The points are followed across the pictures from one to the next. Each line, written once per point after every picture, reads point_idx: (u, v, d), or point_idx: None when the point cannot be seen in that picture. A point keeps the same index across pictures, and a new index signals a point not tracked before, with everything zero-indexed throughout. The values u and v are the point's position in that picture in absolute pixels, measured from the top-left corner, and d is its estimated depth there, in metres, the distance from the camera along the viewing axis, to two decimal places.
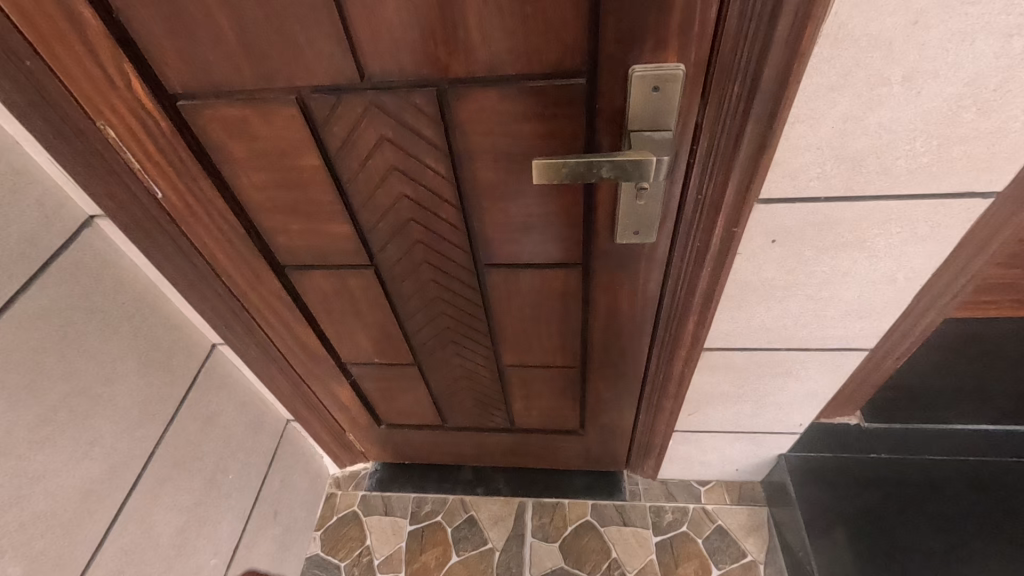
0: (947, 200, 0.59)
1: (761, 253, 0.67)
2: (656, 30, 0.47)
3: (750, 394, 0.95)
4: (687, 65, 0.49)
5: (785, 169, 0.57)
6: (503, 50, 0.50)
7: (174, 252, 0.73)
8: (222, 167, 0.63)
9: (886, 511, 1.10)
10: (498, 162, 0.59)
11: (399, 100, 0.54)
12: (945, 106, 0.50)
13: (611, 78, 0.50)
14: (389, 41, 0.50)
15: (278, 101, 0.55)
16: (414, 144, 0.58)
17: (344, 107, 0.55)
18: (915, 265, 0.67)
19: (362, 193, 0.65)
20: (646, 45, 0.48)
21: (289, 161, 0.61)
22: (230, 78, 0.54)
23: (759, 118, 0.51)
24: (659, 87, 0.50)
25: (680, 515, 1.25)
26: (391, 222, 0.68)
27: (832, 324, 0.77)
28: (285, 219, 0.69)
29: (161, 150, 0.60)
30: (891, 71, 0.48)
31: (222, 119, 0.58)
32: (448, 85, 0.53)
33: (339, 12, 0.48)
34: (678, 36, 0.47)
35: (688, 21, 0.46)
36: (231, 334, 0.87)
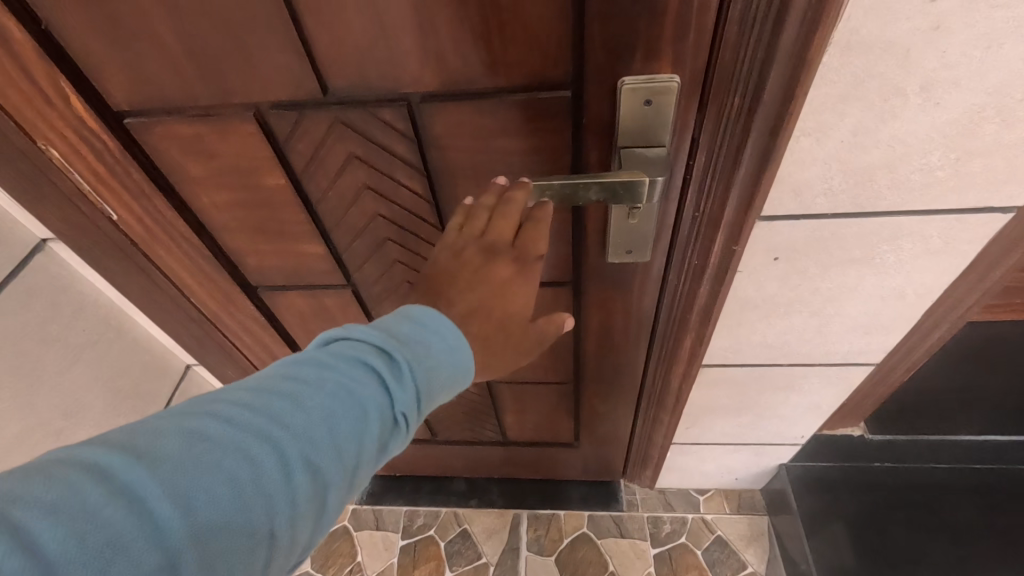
0: (964, 215, 0.54)
1: (762, 269, 0.63)
2: (647, 38, 0.42)
3: (750, 408, 0.92)
4: (682, 76, 0.44)
5: (788, 185, 0.52)
6: (479, 61, 0.45)
7: (136, 272, 0.72)
8: (180, 187, 0.60)
9: (891, 520, 1.06)
10: (478, 179, 0.55)
11: (366, 115, 0.50)
12: (966, 117, 0.45)
13: (598, 91, 0.46)
14: (353, 52, 0.45)
15: (237, 116, 0.51)
16: (386, 161, 0.55)
17: (308, 123, 0.51)
18: (926, 281, 0.63)
19: (333, 211, 0.61)
20: (636, 55, 0.44)
21: (253, 179, 0.58)
22: (184, 93, 0.50)
23: (760, 132, 0.47)
24: (652, 100, 0.46)
25: (678, 525, 1.22)
26: (366, 240, 0.65)
27: (837, 340, 0.73)
28: (252, 240, 0.66)
29: (110, 170, 0.57)
30: (906, 81, 0.43)
31: (177, 137, 0.54)
32: (420, 99, 0.49)
33: (295, 22, 0.44)
34: (671, 44, 0.43)
35: (682, 28, 0.41)
36: (205, 353, 0.86)
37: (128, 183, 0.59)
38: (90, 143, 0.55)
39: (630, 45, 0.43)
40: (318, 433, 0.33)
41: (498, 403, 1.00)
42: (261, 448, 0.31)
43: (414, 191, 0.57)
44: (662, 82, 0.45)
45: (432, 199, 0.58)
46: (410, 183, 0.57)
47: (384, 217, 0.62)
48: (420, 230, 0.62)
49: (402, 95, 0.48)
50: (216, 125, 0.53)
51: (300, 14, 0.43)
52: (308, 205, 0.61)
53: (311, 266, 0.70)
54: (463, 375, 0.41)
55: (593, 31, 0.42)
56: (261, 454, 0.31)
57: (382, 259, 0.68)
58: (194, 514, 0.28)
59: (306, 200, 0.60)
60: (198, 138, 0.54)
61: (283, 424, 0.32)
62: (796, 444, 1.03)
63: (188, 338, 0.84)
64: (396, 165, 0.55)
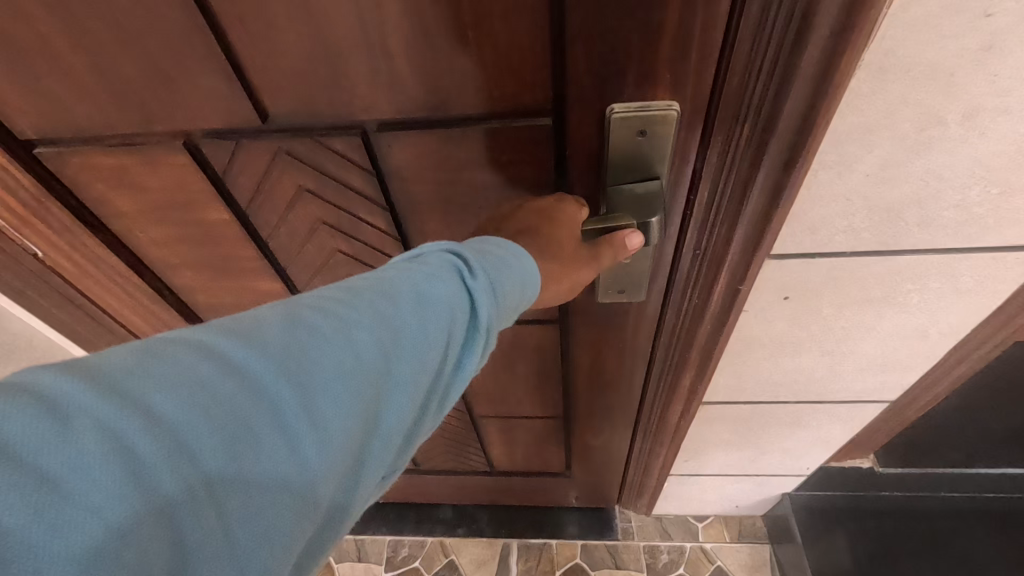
0: (1001, 254, 0.48)
1: (770, 309, 0.56)
2: (640, 58, 0.35)
3: (753, 442, 0.85)
4: (682, 102, 0.38)
5: (803, 223, 0.46)
6: (441, 84, 0.38)
7: (74, 310, 0.65)
8: (110, 222, 0.53)
9: (899, 553, 1.02)
10: (448, 215, 0.48)
11: (313, 145, 0.43)
12: (1014, 148, 0.39)
13: (582, 119, 0.39)
14: (290, 74, 0.38)
15: (164, 146, 0.44)
16: (341, 195, 0.48)
17: (247, 153, 0.44)
18: (951, 321, 0.56)
19: (287, 247, 0.54)
20: (627, 78, 0.37)
21: (192, 214, 0.51)
22: (100, 120, 0.43)
23: (772, 167, 0.40)
24: (646, 131, 0.39)
25: (676, 555, 1.16)
26: (326, 277, 0.58)
27: (850, 378, 0.67)
28: (200, 276, 0.60)
29: (27, 205, 0.50)
30: (948, 109, 0.36)
31: (100, 168, 0.47)
32: (375, 127, 0.41)
33: (221, 42, 0.37)
34: (669, 66, 0.36)
35: (681, 46, 0.35)
36: None
37: (49, 219, 0.52)
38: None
39: (620, 66, 0.36)
40: (420, 331, 0.30)
41: (483, 435, 0.93)
42: (371, 346, 0.28)
43: (376, 227, 0.51)
44: (660, 109, 0.38)
45: (398, 235, 0.51)
46: (372, 219, 0.50)
47: (345, 254, 0.55)
48: (386, 268, 0.55)
49: (356, 123, 0.41)
50: (141, 156, 0.46)
51: (226, 32, 0.36)
52: (258, 240, 0.54)
53: (268, 302, 0.63)
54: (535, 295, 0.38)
55: (576, 52, 0.35)
56: (364, 344, 0.28)
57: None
58: (307, 398, 0.25)
59: (254, 235, 0.53)
60: (125, 170, 0.47)
61: (384, 317, 0.29)
62: (801, 475, 0.97)
63: None
64: (350, 197, 0.48)
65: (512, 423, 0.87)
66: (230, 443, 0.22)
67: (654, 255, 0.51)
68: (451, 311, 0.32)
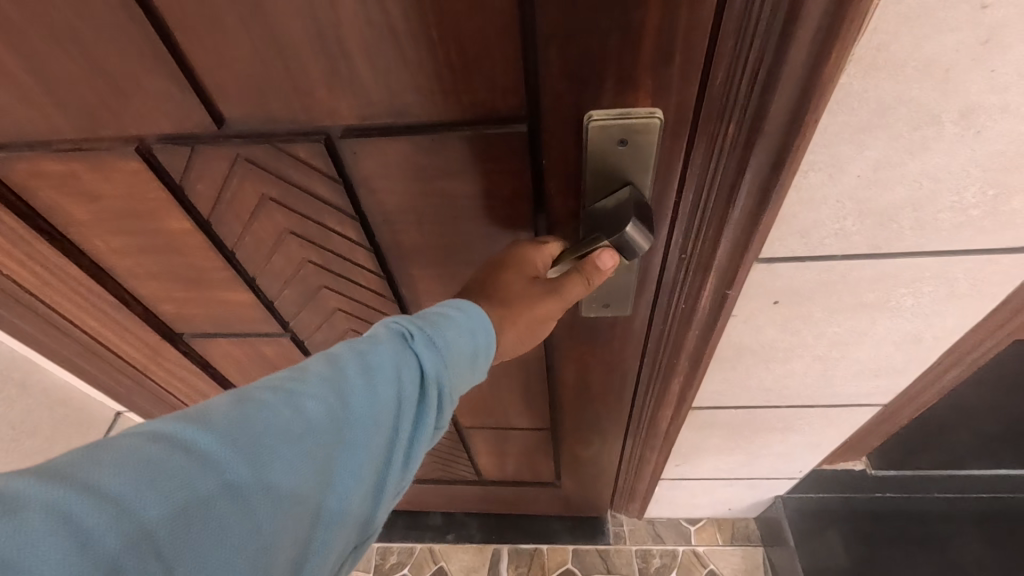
0: (997, 256, 0.46)
1: (760, 314, 0.54)
2: (620, 60, 0.33)
3: (744, 447, 0.84)
4: (666, 109, 0.36)
5: (792, 227, 0.44)
6: (406, 90, 0.35)
7: (38, 320, 0.62)
8: (68, 230, 0.52)
9: (892, 555, 1.00)
10: (421, 223, 0.46)
11: (273, 153, 0.41)
12: (1012, 148, 0.37)
13: (559, 127, 0.37)
14: (242, 77, 0.35)
15: (117, 152, 0.42)
16: (306, 203, 0.45)
17: (203, 160, 0.42)
18: (946, 325, 0.55)
19: (254, 256, 0.52)
20: (606, 84, 0.35)
21: (153, 224, 0.50)
22: (47, 125, 0.40)
23: (759, 167, 0.38)
24: (626, 140, 0.37)
25: (669, 559, 1.15)
26: (297, 285, 0.56)
27: (842, 383, 0.65)
28: (166, 287, 0.58)
29: None
30: (944, 106, 0.34)
31: (54, 173, 0.45)
32: (339, 133, 0.39)
33: (167, 44, 0.34)
34: (651, 70, 0.34)
35: (663, 48, 0.32)
36: (134, 399, 0.77)
37: (3, 224, 0.51)
38: None
39: (598, 71, 0.34)
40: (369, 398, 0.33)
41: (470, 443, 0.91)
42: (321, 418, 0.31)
43: (346, 236, 0.49)
44: (642, 117, 0.36)
45: (369, 245, 0.49)
46: (341, 229, 0.48)
47: (315, 262, 0.53)
48: (358, 277, 0.54)
49: (320, 129, 0.39)
50: (92, 161, 0.43)
51: (173, 32, 0.34)
52: (224, 248, 0.52)
53: (240, 311, 0.61)
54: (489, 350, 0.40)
55: (550, 55, 0.33)
56: (307, 414, 0.31)
57: (320, 304, 0.59)
58: (252, 467, 0.28)
59: (219, 244, 0.51)
60: (80, 175, 0.45)
61: (330, 386, 0.32)
62: (794, 478, 0.95)
63: (115, 386, 0.74)
64: (318, 207, 0.46)
65: (499, 434, 0.85)
66: (176, 514, 0.25)
67: (640, 268, 0.49)
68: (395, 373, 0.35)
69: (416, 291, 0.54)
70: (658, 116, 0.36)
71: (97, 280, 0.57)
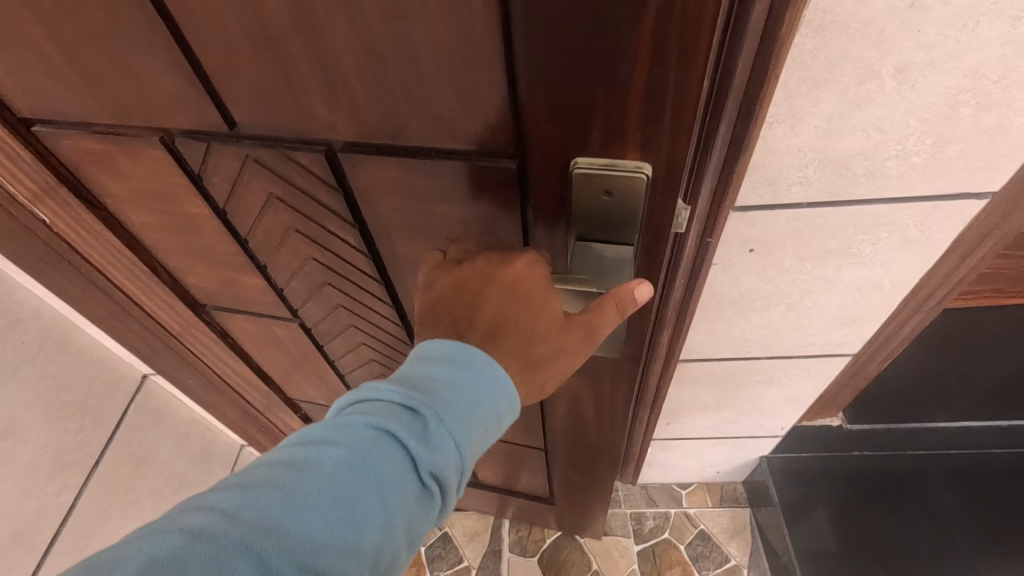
0: (940, 203, 0.53)
1: (737, 262, 0.61)
2: (607, 116, 0.34)
3: (729, 403, 0.90)
4: (653, 165, 0.37)
5: (762, 175, 0.50)
6: (398, 115, 0.38)
7: (80, 281, 0.68)
8: (104, 200, 0.58)
9: (869, 508, 1.08)
10: (414, 236, 0.49)
11: (278, 157, 0.45)
12: (942, 101, 0.44)
13: (546, 171, 0.39)
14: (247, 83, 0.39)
15: (145, 140, 0.47)
16: (305, 203, 0.50)
17: (218, 155, 0.47)
18: (902, 272, 0.61)
19: (265, 245, 0.58)
20: (593, 134, 0.36)
21: (175, 207, 0.56)
22: (84, 109, 0.46)
23: (731, 116, 0.43)
24: (612, 190, 0.38)
25: (662, 521, 1.21)
26: (302, 277, 0.62)
27: (814, 332, 0.72)
28: (189, 262, 0.64)
29: (31, 177, 0.55)
30: (882, 63, 0.41)
31: (98, 151, 0.51)
32: (340, 145, 0.42)
33: (185, 52, 0.38)
34: (639, 127, 0.35)
35: (651, 109, 0.34)
36: (161, 363, 0.82)
37: (51, 193, 0.57)
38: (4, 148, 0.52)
39: (586, 122, 0.35)
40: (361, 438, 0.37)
41: None
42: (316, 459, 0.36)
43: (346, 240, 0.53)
44: (629, 169, 0.37)
45: (366, 251, 0.53)
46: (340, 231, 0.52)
47: (319, 259, 0.58)
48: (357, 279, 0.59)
49: (322, 140, 0.42)
50: (123, 143, 0.49)
51: (188, 40, 0.37)
52: (238, 235, 0.58)
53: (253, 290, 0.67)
54: (503, 384, 0.41)
55: (536, 102, 0.34)
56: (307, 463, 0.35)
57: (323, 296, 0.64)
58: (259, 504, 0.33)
59: (235, 233, 0.57)
60: (114, 155, 0.51)
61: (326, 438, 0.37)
62: (776, 436, 1.02)
63: (145, 348, 0.79)
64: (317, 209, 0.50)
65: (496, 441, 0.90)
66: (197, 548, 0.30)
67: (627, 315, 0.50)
68: (395, 431, 0.37)
69: (411, 295, 0.58)
70: (644, 170, 0.37)
71: (136, 245, 0.63)
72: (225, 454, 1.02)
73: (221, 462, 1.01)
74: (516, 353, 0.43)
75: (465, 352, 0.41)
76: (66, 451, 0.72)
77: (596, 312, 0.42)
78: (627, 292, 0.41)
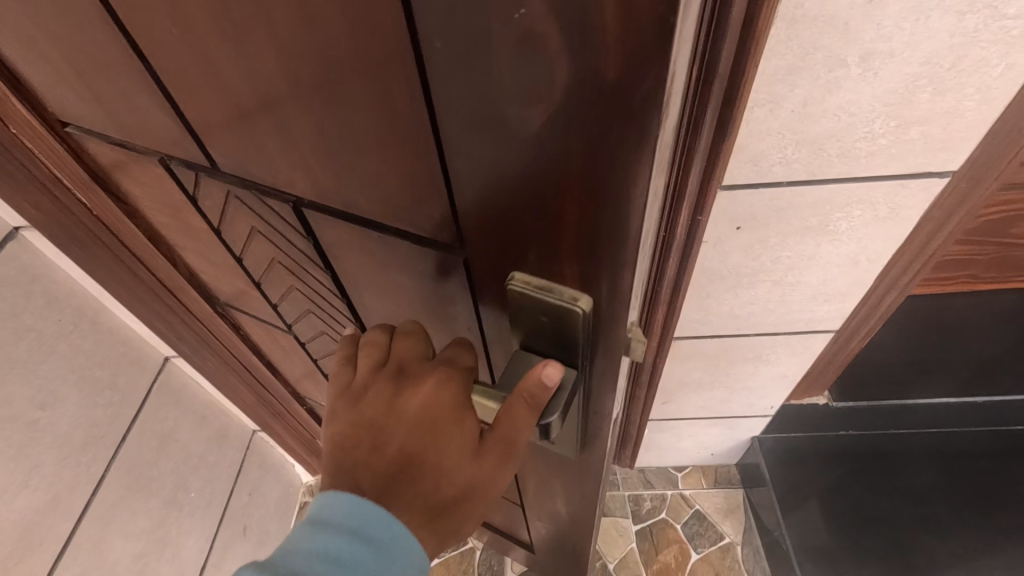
0: (907, 181, 0.58)
1: (726, 239, 0.66)
2: (541, 241, 0.31)
3: (721, 381, 0.96)
4: (591, 300, 0.33)
5: (746, 155, 0.56)
6: (354, 191, 0.35)
7: (114, 265, 0.73)
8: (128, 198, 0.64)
9: (857, 487, 1.13)
10: (385, 296, 0.48)
11: (254, 197, 0.46)
12: (902, 87, 0.49)
13: (490, 277, 0.36)
14: (220, 126, 0.37)
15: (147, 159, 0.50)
16: (283, 238, 0.51)
17: (206, 185, 0.50)
18: (876, 248, 0.67)
19: (258, 262, 0.62)
20: (529, 256, 0.32)
21: (185, 219, 0.61)
22: (93, 120, 0.49)
23: (716, 103, 0.49)
24: (548, 312, 0.35)
25: (659, 502, 1.26)
26: (292, 297, 0.65)
27: (798, 308, 0.77)
28: (201, 264, 0.72)
29: (73, 172, 0.60)
30: (848, 52, 0.47)
31: (120, 159, 0.55)
32: (305, 203, 0.40)
33: (156, 81, 0.37)
34: (575, 261, 0.31)
35: (586, 249, 0.30)
36: (184, 346, 0.86)
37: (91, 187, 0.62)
38: (53, 144, 0.57)
39: (523, 242, 0.32)
40: None
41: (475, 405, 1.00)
42: None
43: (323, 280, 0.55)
44: (566, 298, 0.33)
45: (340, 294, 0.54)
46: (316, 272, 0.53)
47: (302, 288, 0.61)
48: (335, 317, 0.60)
49: (290, 194, 0.40)
50: (133, 157, 0.52)
51: (160, 76, 0.36)
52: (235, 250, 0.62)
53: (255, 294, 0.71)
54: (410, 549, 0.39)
55: (469, 211, 0.31)
56: None
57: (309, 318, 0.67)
58: None
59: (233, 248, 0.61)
60: (128, 164, 0.55)
61: None
62: (767, 415, 1.07)
63: (169, 331, 0.83)
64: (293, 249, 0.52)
65: None
66: None
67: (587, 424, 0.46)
68: None
69: None
70: (582, 304, 0.33)
71: (164, 235, 0.69)
72: (239, 438, 1.06)
73: (236, 445, 1.06)
74: (420, 501, 0.40)
75: (366, 509, 0.39)
76: (96, 424, 0.76)
77: (506, 407, 0.38)
78: (534, 379, 0.36)
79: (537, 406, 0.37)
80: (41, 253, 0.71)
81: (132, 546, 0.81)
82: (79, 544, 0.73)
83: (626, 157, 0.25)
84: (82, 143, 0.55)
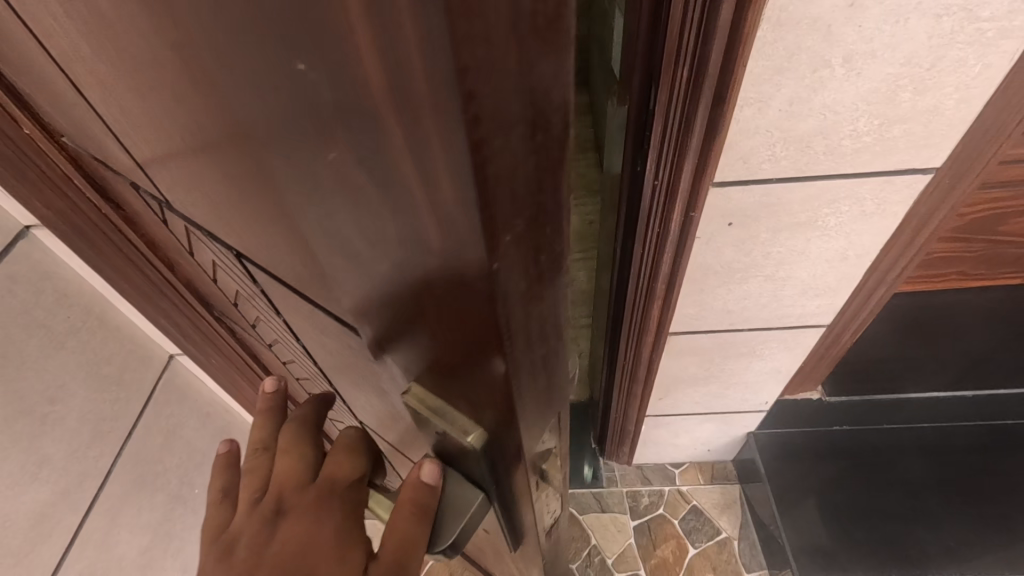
0: (891, 177, 0.61)
1: (718, 235, 0.68)
2: (422, 357, 0.25)
3: (716, 376, 0.98)
4: (484, 430, 0.28)
5: (736, 153, 0.58)
6: (277, 262, 0.27)
7: (122, 264, 0.74)
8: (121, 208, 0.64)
9: (851, 481, 1.15)
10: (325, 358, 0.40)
11: (204, 239, 0.39)
12: (884, 87, 0.52)
13: (388, 377, 0.30)
14: (150, 156, 0.29)
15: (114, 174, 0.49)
16: (245, 286, 0.43)
17: (170, 217, 0.44)
18: (864, 243, 0.69)
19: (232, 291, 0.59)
20: (412, 368, 0.27)
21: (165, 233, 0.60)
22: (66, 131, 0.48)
23: (707, 102, 0.52)
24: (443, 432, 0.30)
25: (656, 497, 1.28)
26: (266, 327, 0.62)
27: (790, 303, 0.79)
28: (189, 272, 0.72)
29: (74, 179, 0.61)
30: (831, 53, 0.49)
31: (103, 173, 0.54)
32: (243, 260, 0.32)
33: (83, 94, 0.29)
34: (458, 385, 0.26)
35: (463, 376, 0.25)
36: (190, 343, 0.88)
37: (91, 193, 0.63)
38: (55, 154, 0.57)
39: (405, 355, 0.26)
40: None
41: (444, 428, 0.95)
42: None
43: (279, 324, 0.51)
44: (459, 426, 0.28)
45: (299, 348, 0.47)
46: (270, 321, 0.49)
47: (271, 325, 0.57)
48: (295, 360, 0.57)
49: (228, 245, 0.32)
50: (106, 169, 0.50)
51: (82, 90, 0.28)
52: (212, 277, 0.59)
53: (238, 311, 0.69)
54: None
55: (346, 306, 0.25)
56: None
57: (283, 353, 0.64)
58: None
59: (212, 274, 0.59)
60: (109, 178, 0.55)
61: None
62: (762, 411, 1.09)
63: (176, 329, 0.85)
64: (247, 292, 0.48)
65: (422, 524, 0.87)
66: None
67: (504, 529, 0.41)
68: None
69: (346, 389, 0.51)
70: (473, 436, 0.28)
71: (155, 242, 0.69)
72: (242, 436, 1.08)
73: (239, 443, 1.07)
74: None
75: None
76: (103, 419, 0.77)
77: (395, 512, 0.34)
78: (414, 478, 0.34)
79: (426, 509, 0.34)
80: (51, 251, 0.73)
81: (137, 541, 0.82)
82: (87, 538, 0.74)
83: (463, 307, 0.20)
84: (75, 157, 0.55)
